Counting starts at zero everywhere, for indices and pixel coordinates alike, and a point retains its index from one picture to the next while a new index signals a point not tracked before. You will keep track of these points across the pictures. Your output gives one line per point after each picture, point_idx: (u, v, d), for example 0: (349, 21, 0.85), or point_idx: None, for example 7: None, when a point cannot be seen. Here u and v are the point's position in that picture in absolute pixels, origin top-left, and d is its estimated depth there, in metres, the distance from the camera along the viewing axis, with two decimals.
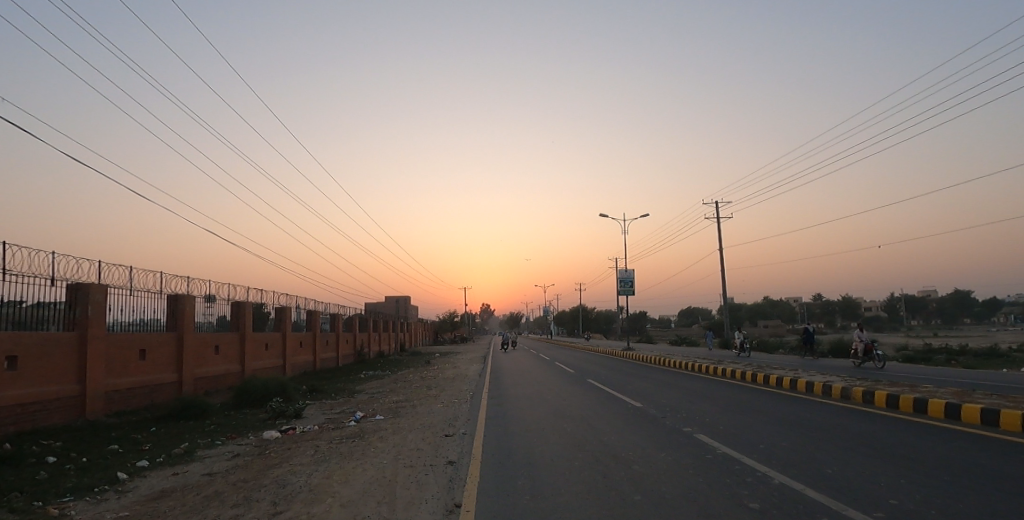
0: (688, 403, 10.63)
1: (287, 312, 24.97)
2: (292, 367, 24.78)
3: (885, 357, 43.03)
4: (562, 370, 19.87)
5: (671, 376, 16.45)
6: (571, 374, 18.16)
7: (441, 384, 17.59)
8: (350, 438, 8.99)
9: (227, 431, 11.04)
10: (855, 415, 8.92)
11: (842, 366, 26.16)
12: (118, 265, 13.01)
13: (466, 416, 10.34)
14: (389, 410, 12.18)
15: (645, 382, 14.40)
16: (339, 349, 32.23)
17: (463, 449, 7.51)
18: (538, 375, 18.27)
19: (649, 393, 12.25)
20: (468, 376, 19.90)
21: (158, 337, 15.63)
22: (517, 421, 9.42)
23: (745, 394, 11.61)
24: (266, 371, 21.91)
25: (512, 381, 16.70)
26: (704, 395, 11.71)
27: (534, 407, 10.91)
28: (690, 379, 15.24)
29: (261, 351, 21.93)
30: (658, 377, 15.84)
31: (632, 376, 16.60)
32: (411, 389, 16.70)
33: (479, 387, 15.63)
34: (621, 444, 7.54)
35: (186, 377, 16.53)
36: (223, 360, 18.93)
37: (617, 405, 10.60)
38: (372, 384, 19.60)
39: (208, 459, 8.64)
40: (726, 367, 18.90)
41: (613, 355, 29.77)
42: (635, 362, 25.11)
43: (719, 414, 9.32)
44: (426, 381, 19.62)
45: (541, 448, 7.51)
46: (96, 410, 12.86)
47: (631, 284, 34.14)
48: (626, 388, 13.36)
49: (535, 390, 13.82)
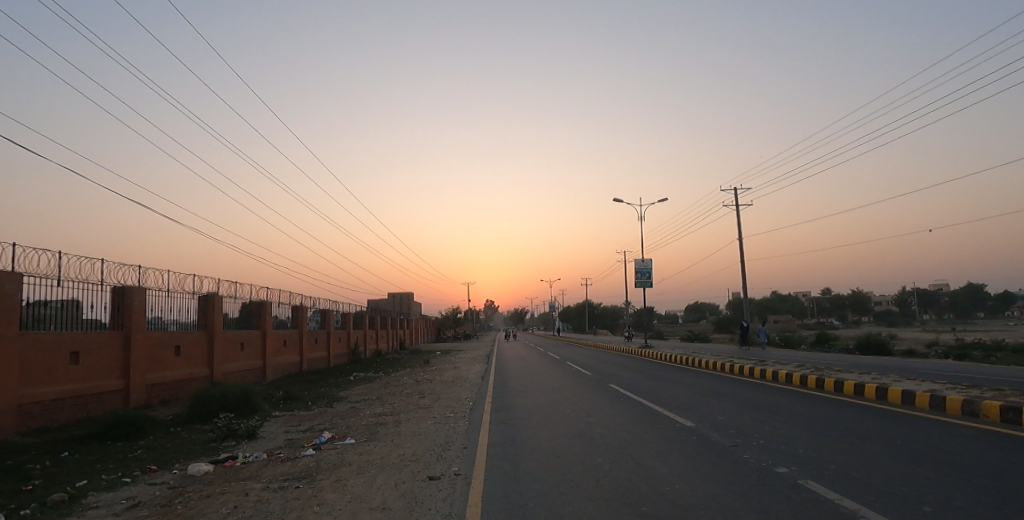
0: (756, 423, 8.10)
1: (268, 308, 22.40)
2: (274, 369, 22.23)
3: (918, 354, 40.05)
4: (578, 372, 17.26)
5: (709, 380, 13.88)
6: (588, 377, 15.57)
7: (437, 390, 14.94)
8: (295, 480, 6.35)
9: (149, 462, 8.43)
10: (1011, 445, 6.34)
11: (891, 365, 23.35)
12: (30, 248, 10.52)
13: (462, 442, 7.73)
14: (365, 429, 9.53)
15: (684, 390, 11.83)
16: (330, 348, 29.67)
17: (451, 511, 4.88)
18: (550, 378, 15.71)
19: (696, 406, 9.70)
20: (469, 380, 17.31)
21: (97, 338, 13.10)
22: (532, 453, 6.92)
23: (824, 408, 9.03)
24: (240, 375, 19.32)
25: (521, 387, 14.13)
26: (768, 409, 9.15)
27: (552, 428, 8.37)
28: (737, 385, 12.64)
29: (235, 353, 19.35)
30: (695, 381, 13.31)
31: (663, 381, 13.99)
32: (401, 397, 14.07)
33: (481, 395, 13.04)
34: (692, 500, 5.00)
35: (135, 384, 13.99)
36: (186, 363, 16.37)
37: (661, 426, 8.08)
38: (359, 390, 17.00)
39: (91, 514, 6.04)
40: (773, 369, 16.16)
41: (632, 353, 27.04)
42: (656, 362, 22.43)
43: (811, 441, 6.81)
44: (421, 385, 16.98)
45: (571, 506, 4.98)
46: (6, 428, 10.34)
47: (650, 275, 31.43)
48: (662, 398, 10.83)
49: (550, 401, 11.26)
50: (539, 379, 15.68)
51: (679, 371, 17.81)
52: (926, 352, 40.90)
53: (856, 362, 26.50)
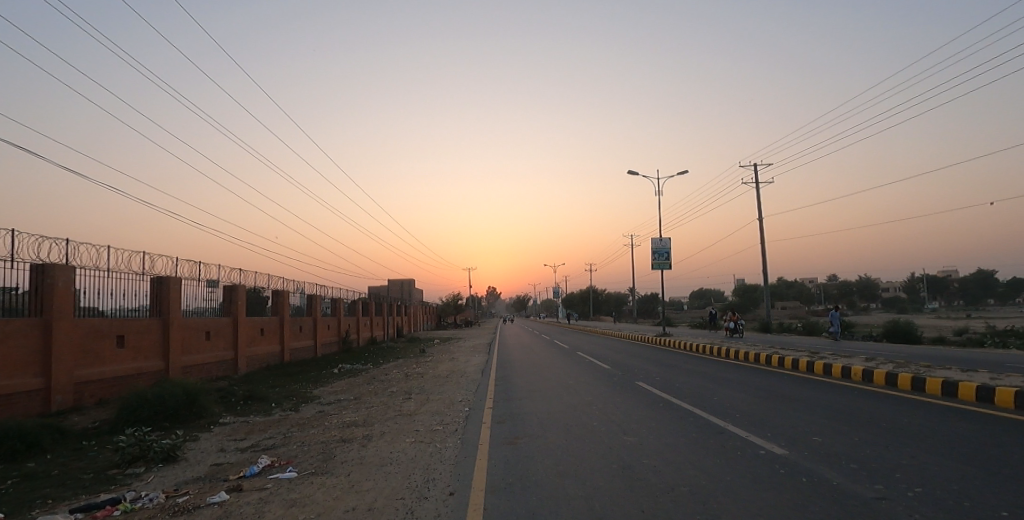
0: (883, 451, 5.58)
1: (241, 292, 19.76)
2: (248, 361, 19.74)
3: (949, 341, 37.31)
4: (595, 365, 14.74)
5: (759, 374, 11.36)
6: (609, 372, 13.00)
7: (426, 389, 12.39)
8: None
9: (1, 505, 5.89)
10: None
11: (944, 356, 20.65)
12: None
13: (446, 485, 5.16)
14: (318, 452, 6.98)
15: (738, 392, 9.29)
16: (316, 337, 27.13)
17: None
18: (563, 374, 13.16)
19: (771, 420, 7.17)
20: (466, 375, 14.81)
21: (4, 327, 10.54)
22: (559, 510, 4.39)
23: (959, 423, 6.51)
24: (204, 369, 16.80)
25: (529, 386, 11.63)
26: (878, 424, 6.64)
27: (583, 459, 5.85)
28: (800, 382, 10.12)
29: (199, 343, 16.80)
30: (745, 378, 10.79)
31: (702, 377, 11.50)
32: (383, 397, 11.52)
33: (482, 397, 10.47)
34: None
35: (59, 382, 11.45)
36: (131, 356, 13.82)
37: (743, 459, 5.57)
38: (338, 387, 14.44)
39: None
40: (830, 358, 13.54)
41: (650, 342, 24.39)
42: (679, 352, 19.87)
43: (1006, 498, 4.28)
44: (410, 381, 14.39)
45: None
46: None
47: (668, 256, 28.72)
48: (716, 405, 8.32)
49: (568, 408, 8.73)
50: (549, 375, 13.17)
51: (713, 362, 15.26)
52: (955, 339, 38.41)
53: (898, 351, 23.78)
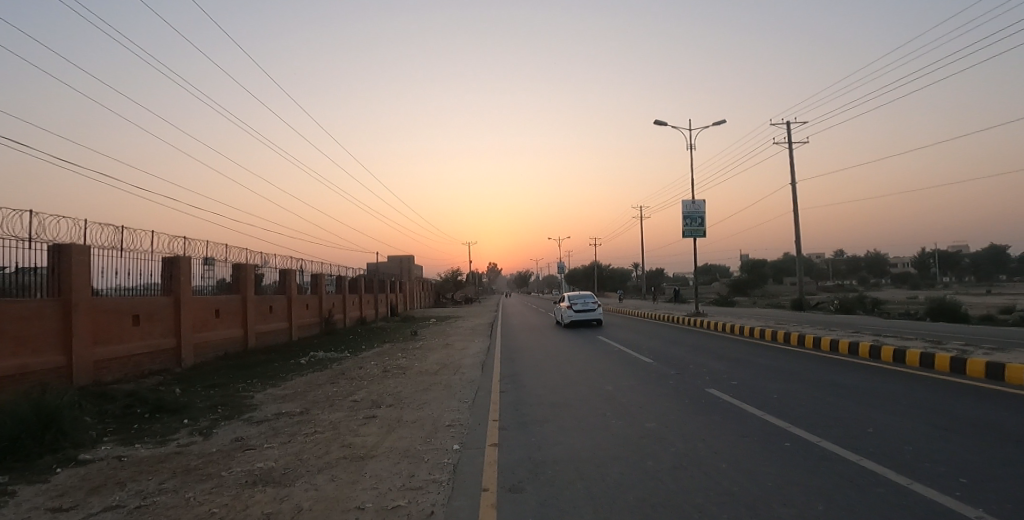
0: None
1: (187, 265, 16.03)
2: (196, 350, 16.21)
3: (1001, 320, 33.58)
4: (633, 360, 11.26)
5: (887, 379, 7.83)
6: (657, 372, 9.49)
7: (402, 397, 8.82)
8: None
9: None
10: None
11: None
12: None
13: None
14: None
15: (896, 418, 5.79)
16: (290, 318, 23.50)
17: None
18: (595, 375, 9.66)
19: None
20: (462, 372, 11.29)
21: None
22: None
23: None
24: (126, 363, 13.19)
25: (554, 395, 8.14)
26: None
27: None
28: (975, 394, 6.58)
29: (120, 330, 13.16)
30: (877, 388, 7.26)
31: (801, 384, 8.01)
32: (337, 414, 7.91)
33: (482, 419, 6.90)
34: None
35: None
36: (8, 351, 10.22)
37: None
38: (290, 389, 10.83)
39: None
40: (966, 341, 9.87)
41: (683, 326, 20.81)
42: (724, 337, 16.33)
43: None
44: (384, 381, 10.82)
45: None
46: None
47: (701, 221, 24.98)
48: (894, 453, 4.77)
49: (631, 449, 5.21)
50: (577, 376, 9.69)
51: (785, 351, 11.71)
52: (1007, 317, 34.64)
53: (976, 331, 20.14)
